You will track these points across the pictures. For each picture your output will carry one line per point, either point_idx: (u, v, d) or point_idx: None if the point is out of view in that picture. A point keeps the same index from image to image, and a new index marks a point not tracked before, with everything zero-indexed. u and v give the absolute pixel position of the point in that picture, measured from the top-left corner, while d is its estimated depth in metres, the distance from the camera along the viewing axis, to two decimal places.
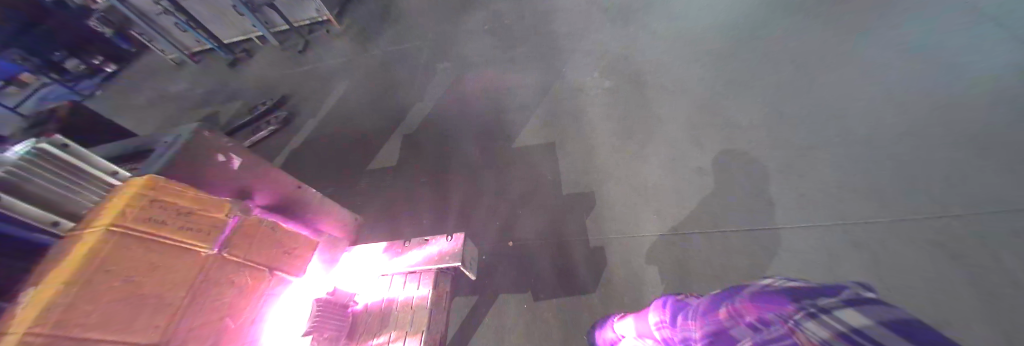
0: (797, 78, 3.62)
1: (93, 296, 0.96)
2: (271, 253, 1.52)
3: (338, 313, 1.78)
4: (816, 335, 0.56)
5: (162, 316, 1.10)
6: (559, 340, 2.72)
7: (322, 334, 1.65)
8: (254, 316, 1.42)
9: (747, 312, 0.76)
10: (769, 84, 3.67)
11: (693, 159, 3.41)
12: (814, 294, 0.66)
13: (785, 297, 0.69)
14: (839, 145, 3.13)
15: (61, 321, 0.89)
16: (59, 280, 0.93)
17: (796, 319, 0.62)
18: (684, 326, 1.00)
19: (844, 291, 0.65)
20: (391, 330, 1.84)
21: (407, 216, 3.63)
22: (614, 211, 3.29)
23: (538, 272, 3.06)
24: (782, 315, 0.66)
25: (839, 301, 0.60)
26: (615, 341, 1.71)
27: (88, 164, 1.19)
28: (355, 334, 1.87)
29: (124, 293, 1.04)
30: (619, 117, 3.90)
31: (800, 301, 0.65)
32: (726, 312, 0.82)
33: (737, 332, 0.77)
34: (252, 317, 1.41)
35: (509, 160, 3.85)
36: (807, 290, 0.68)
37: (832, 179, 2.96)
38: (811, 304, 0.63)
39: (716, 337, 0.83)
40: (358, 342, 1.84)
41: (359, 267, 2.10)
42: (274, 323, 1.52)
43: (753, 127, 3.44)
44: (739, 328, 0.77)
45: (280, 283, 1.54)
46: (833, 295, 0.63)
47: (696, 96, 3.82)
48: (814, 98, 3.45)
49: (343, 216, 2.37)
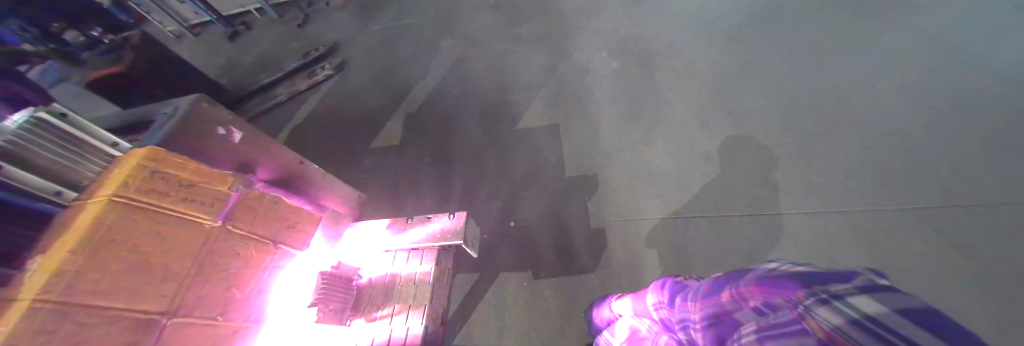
0: (810, 62, 3.50)
1: (99, 265, 0.98)
2: (275, 227, 1.52)
3: (342, 286, 1.82)
4: (829, 322, 0.54)
5: (169, 285, 1.13)
6: (557, 316, 2.79)
7: (328, 306, 1.71)
8: (260, 287, 1.45)
9: (752, 297, 0.74)
10: (782, 68, 3.55)
11: (698, 143, 3.35)
12: (826, 280, 0.64)
13: (792, 282, 0.67)
14: (850, 131, 3.05)
15: (69, 287, 0.91)
16: (66, 248, 0.94)
17: (806, 305, 0.60)
18: (683, 308, 1.00)
19: (857, 275, 0.63)
20: (395, 304, 1.89)
21: (410, 195, 3.64)
22: (616, 194, 3.28)
23: (538, 252, 3.10)
24: (790, 301, 0.65)
25: (852, 287, 0.59)
26: (612, 319, 1.74)
27: (87, 134, 1.18)
28: (360, 306, 1.92)
29: (131, 262, 1.05)
30: (625, 99, 3.82)
31: (810, 287, 0.64)
32: (728, 295, 0.81)
33: (740, 315, 0.76)
34: (258, 288, 1.44)
35: (512, 142, 3.81)
36: (819, 275, 0.66)
37: (839, 167, 2.91)
38: (822, 290, 0.61)
39: (717, 320, 0.82)
40: (363, 314, 1.89)
41: (363, 242, 2.12)
42: (281, 294, 1.55)
43: (763, 111, 3.35)
44: (743, 312, 0.76)
45: (284, 256, 1.56)
46: (845, 281, 0.61)
47: (704, 79, 3.72)
48: (827, 83, 3.33)
49: (345, 193, 2.37)
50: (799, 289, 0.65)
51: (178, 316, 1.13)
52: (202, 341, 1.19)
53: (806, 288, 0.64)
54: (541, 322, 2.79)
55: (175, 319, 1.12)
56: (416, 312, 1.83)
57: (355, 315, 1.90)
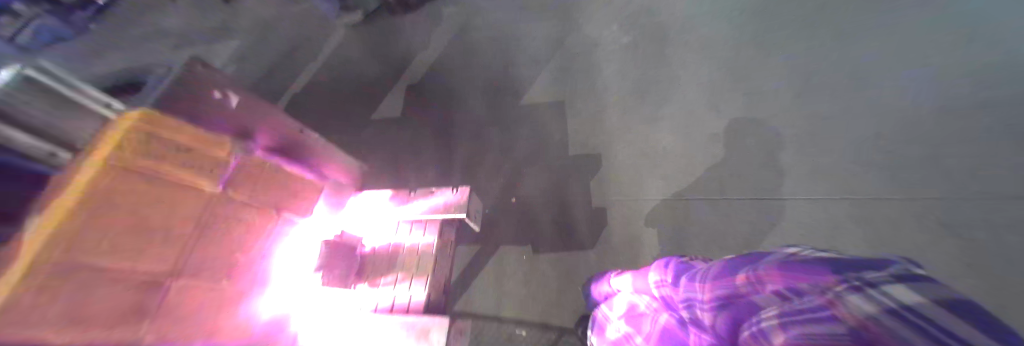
0: (830, 44, 3.32)
1: (101, 228, 0.97)
2: (275, 194, 1.51)
3: (347, 254, 1.84)
4: (862, 312, 0.52)
5: (172, 249, 1.13)
6: (554, 291, 2.85)
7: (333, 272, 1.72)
8: (264, 252, 1.46)
9: (780, 278, 0.71)
10: (800, 48, 3.37)
11: (705, 124, 3.26)
12: (860, 269, 0.62)
13: (824, 269, 0.65)
14: (864, 118, 2.95)
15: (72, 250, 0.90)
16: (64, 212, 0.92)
17: (837, 292, 0.58)
18: (689, 286, 0.99)
19: (890, 264, 0.60)
20: (398, 271, 1.94)
21: (412, 168, 3.62)
22: (619, 174, 3.24)
23: (538, 228, 3.11)
24: (827, 286, 0.62)
25: (887, 276, 0.56)
26: (609, 294, 1.76)
27: (78, 93, 1.13)
28: (365, 272, 1.96)
29: (133, 225, 1.05)
30: (631, 78, 3.70)
31: (841, 274, 0.62)
32: (753, 274, 0.78)
33: (761, 298, 0.74)
34: (261, 253, 1.45)
35: (516, 118, 3.72)
36: (848, 264, 0.65)
37: (849, 153, 2.84)
38: (855, 277, 0.59)
39: (736, 299, 0.80)
40: (366, 280, 1.93)
41: (365, 212, 2.10)
42: (284, 260, 1.56)
43: (775, 94, 3.23)
44: (765, 296, 0.73)
45: (285, 222, 1.55)
46: (881, 270, 0.59)
47: (716, 58, 3.56)
48: (845, 67, 3.19)
49: (346, 163, 2.35)
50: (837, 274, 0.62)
51: (185, 278, 1.16)
52: (210, 299, 1.24)
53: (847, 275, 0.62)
54: (538, 296, 2.86)
55: (180, 282, 1.14)
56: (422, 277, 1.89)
57: (360, 281, 1.93)
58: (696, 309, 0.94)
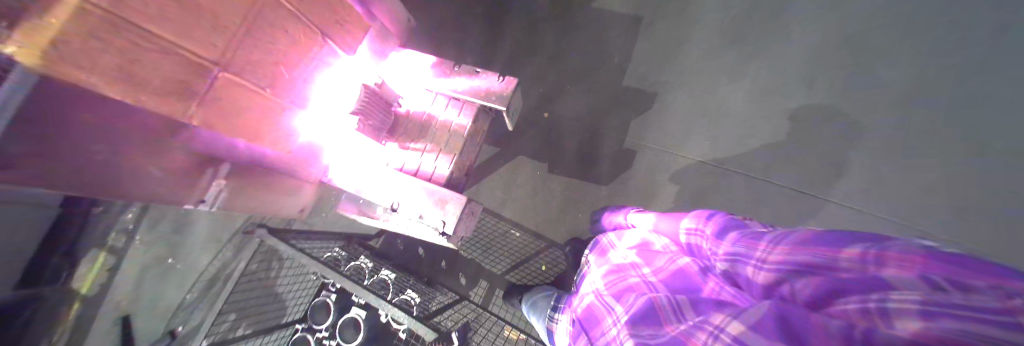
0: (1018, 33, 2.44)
1: None
2: (322, 16, 1.29)
3: (381, 106, 1.85)
4: None
5: (218, 37, 0.96)
6: (556, 210, 2.95)
7: (367, 120, 1.78)
8: (305, 76, 1.35)
9: (868, 265, 0.64)
10: (980, 26, 2.47)
11: (791, 96, 2.75)
12: (985, 273, 0.53)
13: (933, 268, 0.57)
14: (992, 142, 2.36)
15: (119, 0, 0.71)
16: None
17: None
18: (734, 242, 0.92)
19: None
20: (428, 142, 2.03)
21: (452, 47, 3.34)
22: (665, 121, 2.96)
23: (561, 150, 3.03)
24: (932, 284, 0.56)
25: None
26: (621, 226, 1.77)
27: None
28: (395, 132, 2.04)
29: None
30: (730, 10, 2.98)
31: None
32: (828, 252, 0.70)
33: (832, 276, 0.68)
34: (303, 77, 1.34)
35: (578, 23, 3.22)
36: (969, 265, 0.56)
37: (942, 179, 2.40)
38: None
39: (796, 268, 0.74)
40: (396, 139, 2.04)
41: (403, 74, 1.97)
42: (322, 90, 1.47)
43: (901, 82, 2.55)
44: (840, 276, 0.67)
45: (331, 53, 1.39)
46: None
47: (854, 12, 2.71)
48: (1016, 71, 2.41)
49: (393, 9, 2.07)
50: (952, 277, 0.55)
51: (229, 72, 1.02)
52: (246, 102, 1.15)
53: (964, 280, 0.54)
54: (540, 210, 2.98)
55: (225, 75, 1.02)
56: (450, 155, 1.97)
57: (391, 138, 2.03)
58: (732, 264, 0.89)
